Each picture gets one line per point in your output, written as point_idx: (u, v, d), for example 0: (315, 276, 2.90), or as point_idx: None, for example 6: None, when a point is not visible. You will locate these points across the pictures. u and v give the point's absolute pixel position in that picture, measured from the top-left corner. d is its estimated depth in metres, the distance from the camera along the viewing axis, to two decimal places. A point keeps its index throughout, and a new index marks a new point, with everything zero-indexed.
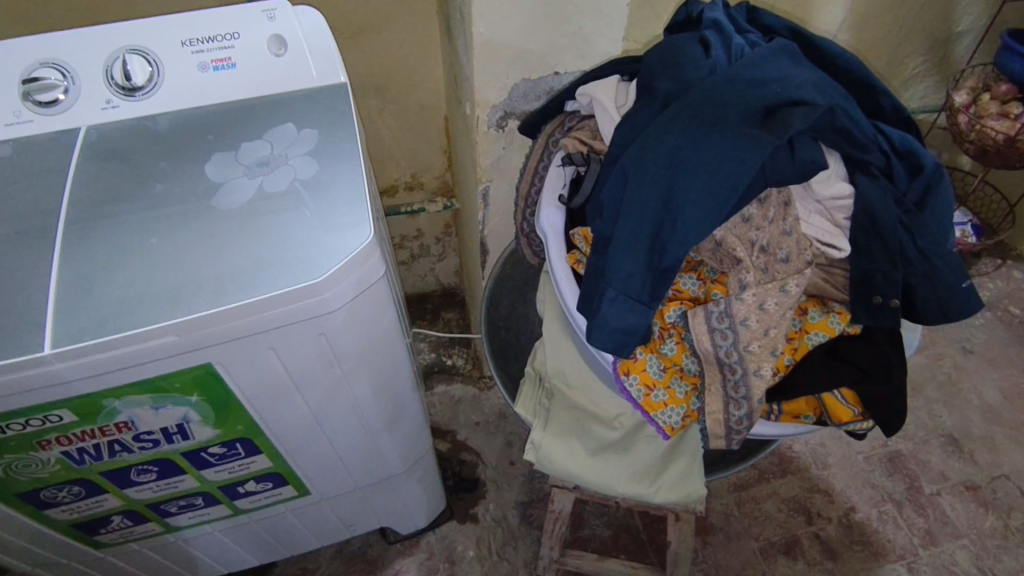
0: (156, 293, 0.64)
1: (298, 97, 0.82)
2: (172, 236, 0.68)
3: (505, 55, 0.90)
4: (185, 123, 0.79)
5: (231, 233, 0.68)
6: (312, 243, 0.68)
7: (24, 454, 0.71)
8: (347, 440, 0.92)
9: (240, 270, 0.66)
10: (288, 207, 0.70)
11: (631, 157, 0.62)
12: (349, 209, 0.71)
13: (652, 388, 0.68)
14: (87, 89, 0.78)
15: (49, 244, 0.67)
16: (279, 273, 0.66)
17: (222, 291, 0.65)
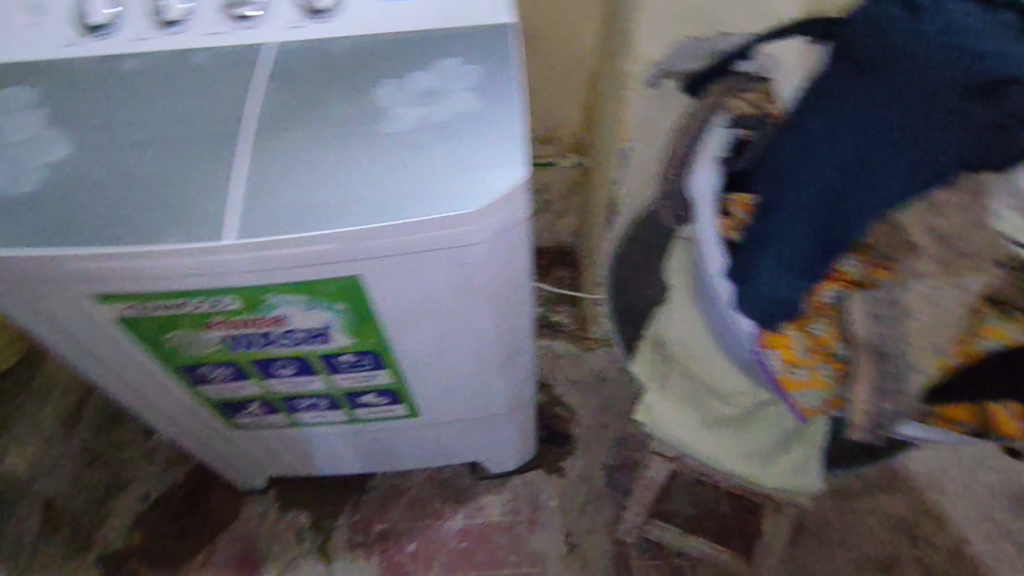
0: (324, 205, 0.69)
1: (462, 33, 0.82)
2: (342, 154, 0.72)
3: (673, 10, 0.86)
4: (359, 47, 0.82)
5: (394, 157, 0.72)
6: (467, 178, 0.70)
7: (194, 331, 0.80)
8: (464, 371, 0.96)
9: (402, 193, 0.70)
10: (449, 140, 0.73)
11: (823, 128, 0.64)
12: (506, 149, 0.72)
13: (794, 364, 0.71)
14: (279, 7, 0.83)
15: (238, 147, 0.73)
16: (434, 200, 0.69)
17: (382, 210, 0.69)
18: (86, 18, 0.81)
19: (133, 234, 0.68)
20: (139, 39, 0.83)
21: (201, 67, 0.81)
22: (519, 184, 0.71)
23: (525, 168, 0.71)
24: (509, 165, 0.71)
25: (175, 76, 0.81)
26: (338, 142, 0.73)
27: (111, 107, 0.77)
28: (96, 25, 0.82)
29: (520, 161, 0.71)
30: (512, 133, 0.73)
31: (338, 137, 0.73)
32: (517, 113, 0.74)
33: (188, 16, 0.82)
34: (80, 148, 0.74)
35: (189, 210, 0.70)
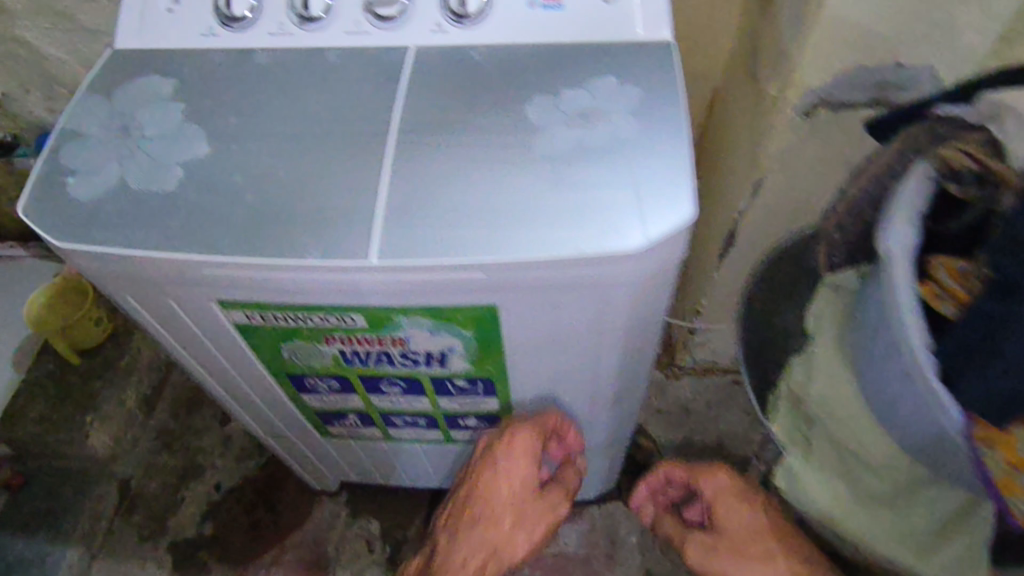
0: (472, 231, 0.64)
1: (615, 49, 0.76)
2: (490, 173, 0.67)
3: (848, 37, 0.78)
4: (504, 57, 0.77)
5: (546, 184, 0.66)
6: (628, 211, 0.64)
7: (311, 344, 0.76)
8: (573, 404, 0.91)
9: (556, 224, 0.64)
10: (607, 167, 0.66)
11: None
12: (672, 182, 0.65)
13: (1017, 470, 0.59)
14: (422, 9, 0.78)
15: (380, 159, 0.69)
16: (592, 233, 0.63)
17: (534, 240, 0.63)
18: (225, 8, 0.78)
19: (271, 246, 0.64)
20: (275, 33, 0.79)
21: (337, 68, 0.77)
22: (684, 222, 0.64)
23: (692, 205, 0.64)
24: (675, 200, 0.64)
25: (311, 76, 0.77)
26: (486, 161, 0.68)
27: (245, 105, 0.74)
28: (234, 15, 0.78)
29: (686, 196, 0.64)
30: (677, 164, 0.66)
31: (486, 156, 0.68)
32: (682, 143, 0.67)
33: (327, 11, 0.78)
34: (215, 148, 0.70)
35: (328, 224, 0.65)
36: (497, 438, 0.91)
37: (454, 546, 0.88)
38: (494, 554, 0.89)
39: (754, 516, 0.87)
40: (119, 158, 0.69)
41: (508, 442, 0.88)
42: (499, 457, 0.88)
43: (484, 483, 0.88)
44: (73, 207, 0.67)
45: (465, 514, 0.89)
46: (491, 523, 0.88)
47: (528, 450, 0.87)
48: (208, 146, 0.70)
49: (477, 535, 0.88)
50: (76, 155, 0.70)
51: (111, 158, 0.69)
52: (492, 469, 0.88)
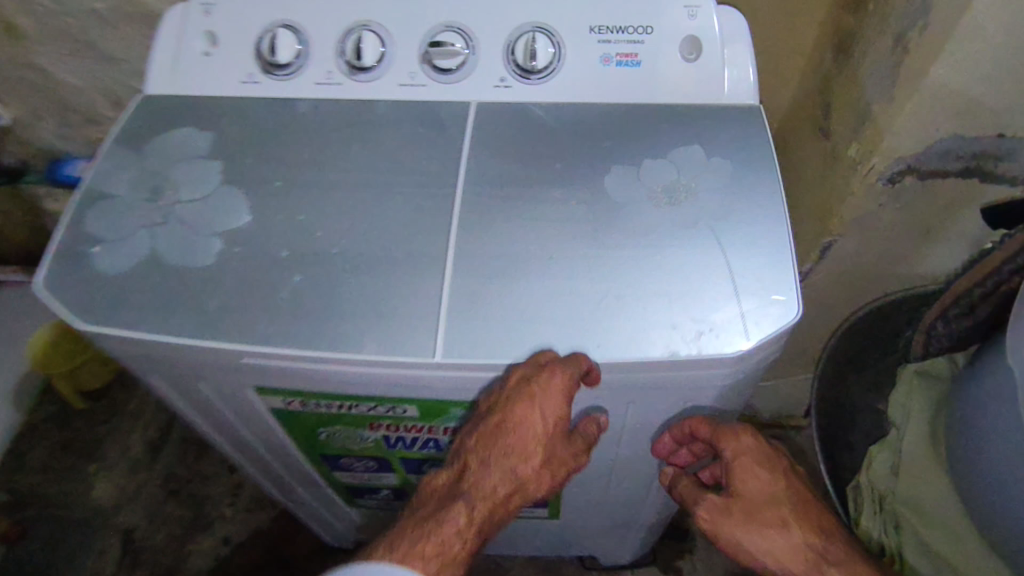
0: (549, 324, 0.58)
1: (697, 114, 0.70)
2: (569, 256, 0.61)
3: (948, 106, 0.72)
4: (574, 119, 0.70)
5: (631, 275, 0.60)
6: (727, 314, 0.58)
7: (353, 429, 0.69)
8: (627, 485, 0.84)
9: (648, 325, 0.58)
10: (701, 259, 0.60)
11: None
12: (773, 276, 0.59)
13: None
14: (486, 63, 0.71)
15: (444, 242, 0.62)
16: (689, 338, 0.57)
17: (624, 343, 0.57)
18: (269, 55, 0.71)
19: (321, 336, 0.58)
20: (323, 83, 0.72)
21: (392, 124, 0.71)
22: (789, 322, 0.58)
23: (797, 302, 0.58)
24: (778, 299, 0.59)
25: (363, 134, 0.70)
26: (564, 243, 0.62)
27: (291, 165, 0.67)
28: (279, 63, 0.71)
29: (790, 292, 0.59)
30: (777, 256, 0.60)
31: (563, 238, 0.62)
32: (780, 230, 0.61)
33: (381, 60, 0.72)
34: (259, 217, 0.63)
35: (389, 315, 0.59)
36: (524, 376, 0.57)
37: (481, 475, 0.60)
38: (511, 494, 0.61)
39: (782, 481, 0.66)
40: (151, 226, 0.62)
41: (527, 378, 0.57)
42: (528, 402, 0.57)
43: (500, 425, 0.59)
44: (97, 280, 0.60)
45: (488, 445, 0.60)
46: (507, 446, 0.60)
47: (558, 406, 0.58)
48: (251, 215, 0.63)
49: (509, 459, 0.60)
50: (105, 220, 0.63)
51: (142, 225, 0.63)
52: (510, 413, 0.59)
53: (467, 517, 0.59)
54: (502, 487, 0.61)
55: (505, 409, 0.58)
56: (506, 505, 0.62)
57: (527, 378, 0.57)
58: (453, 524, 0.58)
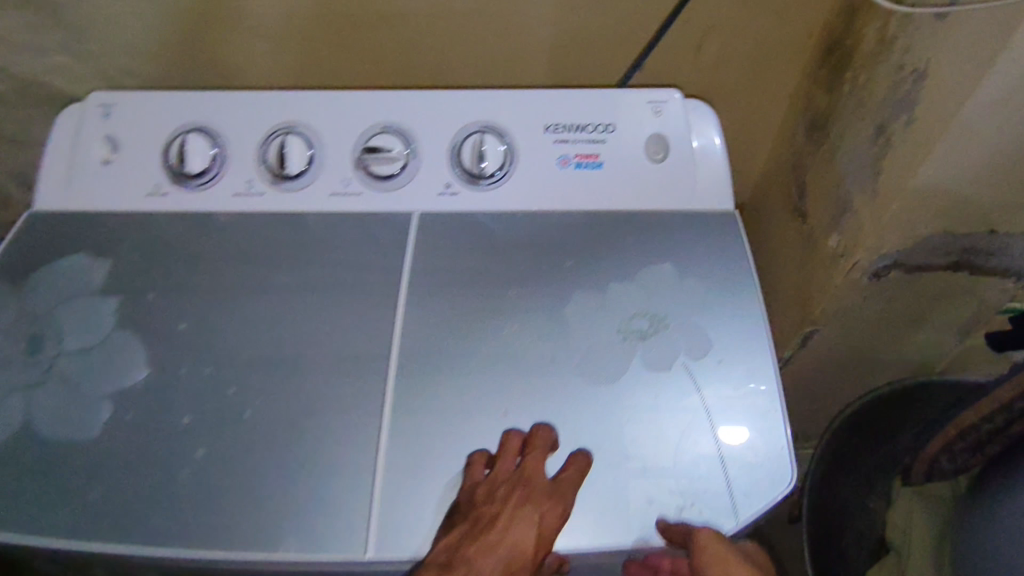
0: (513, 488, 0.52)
1: (668, 224, 0.62)
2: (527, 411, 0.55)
3: (937, 209, 0.66)
4: (531, 230, 0.62)
5: (605, 434, 0.54)
6: (716, 486, 0.52)
7: None
8: None
9: (627, 500, 0.52)
10: (680, 415, 0.54)
11: None
12: (765, 434, 0.54)
13: None
14: (430, 168, 0.63)
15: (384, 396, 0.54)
16: (672, 512, 0.52)
17: (599, 521, 0.52)
18: (178, 161, 0.62)
19: (231, 525, 0.51)
20: (242, 192, 0.63)
21: (323, 241, 0.62)
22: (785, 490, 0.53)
23: (792, 466, 0.53)
24: (771, 464, 0.53)
25: (288, 256, 0.62)
26: (521, 395, 0.56)
27: (208, 303, 0.59)
28: (190, 171, 0.62)
29: (784, 456, 0.53)
30: (764, 409, 0.55)
31: (520, 388, 0.56)
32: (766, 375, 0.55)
33: (309, 166, 0.63)
34: (160, 373, 0.56)
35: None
36: (527, 464, 0.52)
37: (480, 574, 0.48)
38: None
39: None
40: (25, 389, 0.55)
41: (531, 468, 0.52)
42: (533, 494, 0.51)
43: (497, 517, 0.50)
44: None
45: (489, 529, 0.50)
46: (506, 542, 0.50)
47: (559, 505, 0.51)
48: (147, 369, 0.56)
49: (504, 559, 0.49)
50: None
51: (12, 390, 0.55)
52: (512, 503, 0.51)
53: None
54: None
55: (506, 497, 0.51)
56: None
57: (529, 467, 0.52)
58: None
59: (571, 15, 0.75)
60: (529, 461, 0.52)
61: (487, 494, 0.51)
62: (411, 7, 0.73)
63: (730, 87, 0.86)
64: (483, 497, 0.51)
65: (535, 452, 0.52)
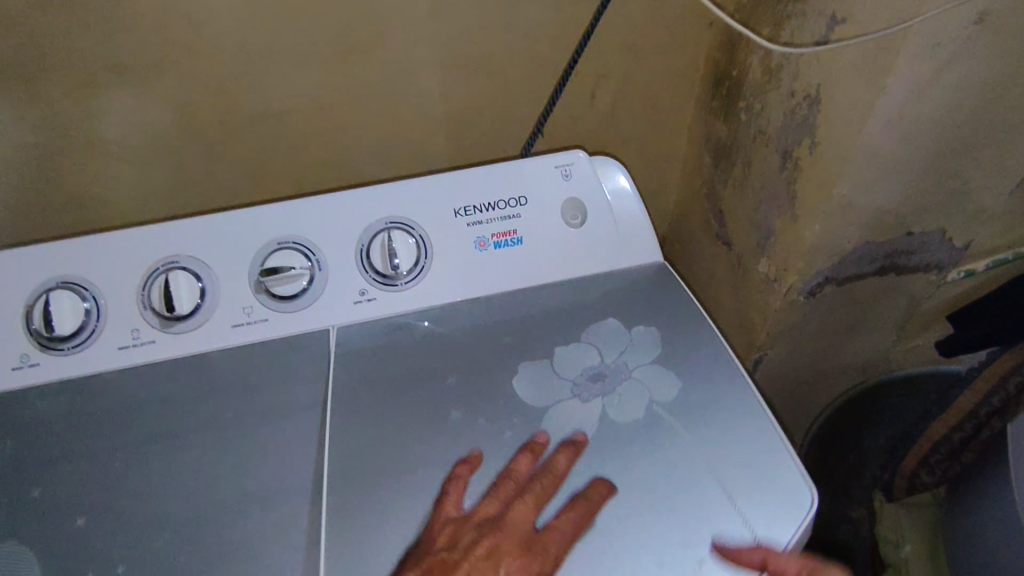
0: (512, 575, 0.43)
1: (602, 288, 0.59)
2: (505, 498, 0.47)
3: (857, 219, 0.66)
4: (463, 323, 0.58)
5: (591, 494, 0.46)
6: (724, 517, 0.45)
7: None
8: None
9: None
10: (672, 460, 0.48)
11: None
12: (777, 473, 0.47)
13: None
14: (340, 277, 0.58)
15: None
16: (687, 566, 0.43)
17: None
18: (47, 327, 0.55)
19: None
20: (129, 344, 0.56)
21: (233, 382, 0.55)
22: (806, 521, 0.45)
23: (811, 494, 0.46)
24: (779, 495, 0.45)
25: (191, 406, 0.54)
26: (480, 466, 0.48)
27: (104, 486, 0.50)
28: (63, 333, 0.55)
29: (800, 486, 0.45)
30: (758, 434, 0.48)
31: (476, 462, 0.49)
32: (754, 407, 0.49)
33: (201, 299, 0.56)
34: None
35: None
36: (515, 513, 0.46)
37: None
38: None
39: None
40: None
41: (514, 517, 0.46)
42: (503, 554, 0.45)
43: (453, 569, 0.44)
44: None
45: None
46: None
47: (530, 568, 0.44)
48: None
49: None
50: None
51: None
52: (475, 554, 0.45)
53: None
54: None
55: (472, 546, 0.45)
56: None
57: (514, 513, 0.46)
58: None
59: (459, 87, 0.73)
60: (517, 518, 0.46)
61: (452, 537, 0.45)
62: (290, 103, 0.69)
63: (631, 129, 0.85)
64: (445, 542, 0.45)
65: (529, 496, 0.47)
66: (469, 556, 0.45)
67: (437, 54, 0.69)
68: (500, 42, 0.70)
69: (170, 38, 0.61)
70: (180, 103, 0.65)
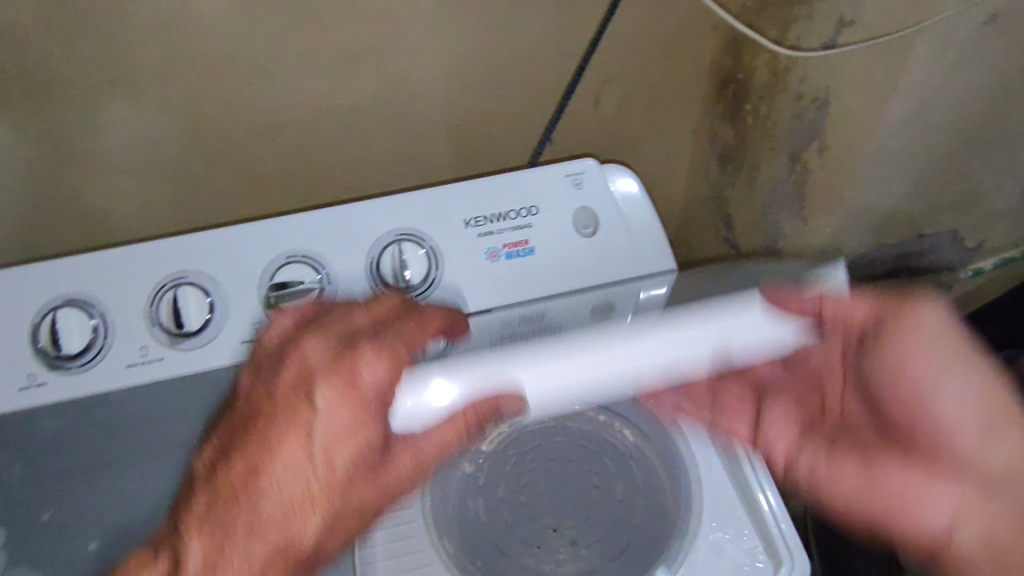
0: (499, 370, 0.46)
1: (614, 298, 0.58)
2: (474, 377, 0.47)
3: (868, 222, 0.66)
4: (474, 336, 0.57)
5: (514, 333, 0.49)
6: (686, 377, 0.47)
7: None
8: None
9: None
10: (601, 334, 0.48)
11: None
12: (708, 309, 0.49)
13: None
14: (348, 291, 0.57)
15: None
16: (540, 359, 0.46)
17: None
18: (55, 345, 0.54)
19: None
20: (137, 362, 0.55)
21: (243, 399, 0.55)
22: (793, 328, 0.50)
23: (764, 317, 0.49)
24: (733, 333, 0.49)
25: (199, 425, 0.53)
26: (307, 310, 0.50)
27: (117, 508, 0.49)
28: (71, 351, 0.54)
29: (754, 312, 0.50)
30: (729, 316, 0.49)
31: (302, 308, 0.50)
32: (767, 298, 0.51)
33: (211, 314, 0.56)
34: None
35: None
36: (334, 329, 0.46)
37: (245, 485, 0.42)
38: (324, 532, 0.45)
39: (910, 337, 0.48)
40: None
41: (349, 321, 0.47)
42: (311, 361, 0.44)
43: (256, 407, 0.45)
44: None
45: (247, 428, 0.44)
46: (264, 445, 0.43)
47: (335, 374, 0.43)
48: None
49: (293, 467, 0.43)
50: None
51: None
52: (273, 381, 0.45)
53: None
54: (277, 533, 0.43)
55: (265, 374, 0.46)
56: (309, 544, 0.44)
57: (329, 321, 0.47)
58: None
59: (463, 95, 0.72)
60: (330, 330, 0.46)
61: (256, 371, 0.47)
62: (292, 113, 0.68)
63: (637, 135, 0.85)
64: (247, 391, 0.47)
65: (356, 310, 0.48)
66: (274, 385, 0.44)
67: (443, 63, 0.69)
68: (505, 50, 0.70)
69: (171, 51, 0.60)
70: (182, 115, 0.64)
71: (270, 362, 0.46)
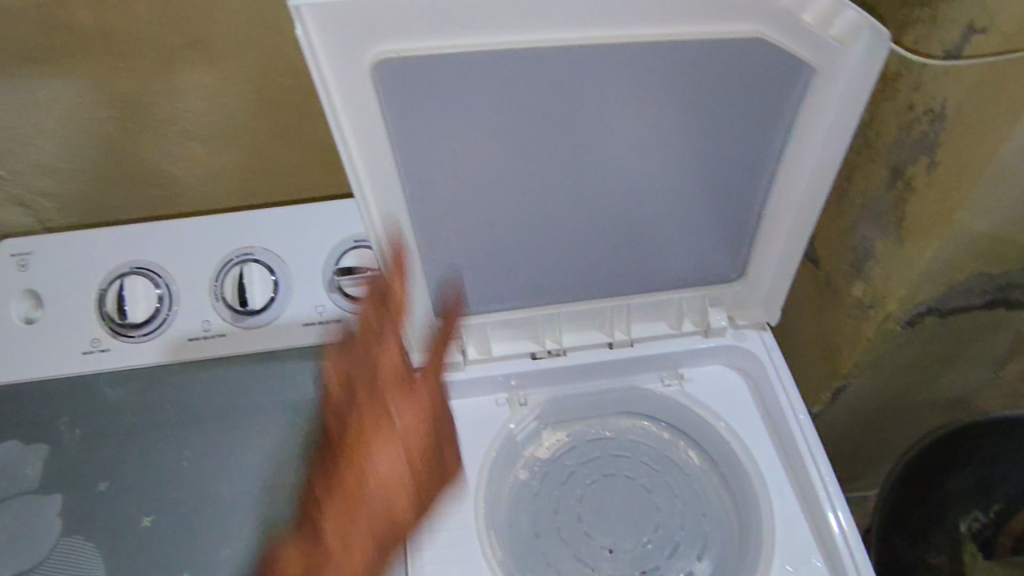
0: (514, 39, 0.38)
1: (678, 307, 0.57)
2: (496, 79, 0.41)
3: (971, 250, 0.60)
4: None
5: (559, 253, 0.53)
6: (751, 114, 0.45)
7: None
8: None
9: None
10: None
11: None
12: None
13: None
14: None
15: (609, 39, 0.39)
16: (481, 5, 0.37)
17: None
18: (121, 313, 0.56)
19: None
20: (199, 335, 0.56)
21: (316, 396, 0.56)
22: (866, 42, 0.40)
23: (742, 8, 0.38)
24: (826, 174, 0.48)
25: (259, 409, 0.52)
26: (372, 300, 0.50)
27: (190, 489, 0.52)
28: (135, 320, 0.56)
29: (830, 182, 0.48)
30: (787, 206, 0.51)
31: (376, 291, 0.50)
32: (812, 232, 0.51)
33: (275, 293, 0.57)
34: None
35: None
36: (359, 354, 0.50)
37: (369, 476, 0.49)
38: (426, 455, 0.51)
39: None
40: None
41: (372, 350, 0.50)
42: (389, 403, 0.50)
43: (357, 419, 0.50)
44: None
45: (343, 475, 0.49)
46: (365, 453, 0.49)
47: (400, 390, 0.50)
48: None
49: (390, 455, 0.50)
50: None
51: None
52: (357, 402, 0.50)
53: (403, 513, 0.49)
54: (416, 482, 0.50)
55: (354, 399, 0.50)
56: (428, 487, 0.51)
57: (363, 316, 0.50)
58: (364, 547, 0.48)
59: None
60: (378, 244, 0.47)
61: (343, 399, 0.51)
62: None
63: None
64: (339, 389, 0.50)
65: (364, 333, 0.50)
66: (350, 405, 0.50)
67: None
68: None
69: (242, 28, 0.55)
70: (249, 94, 0.60)
71: (353, 370, 0.50)
